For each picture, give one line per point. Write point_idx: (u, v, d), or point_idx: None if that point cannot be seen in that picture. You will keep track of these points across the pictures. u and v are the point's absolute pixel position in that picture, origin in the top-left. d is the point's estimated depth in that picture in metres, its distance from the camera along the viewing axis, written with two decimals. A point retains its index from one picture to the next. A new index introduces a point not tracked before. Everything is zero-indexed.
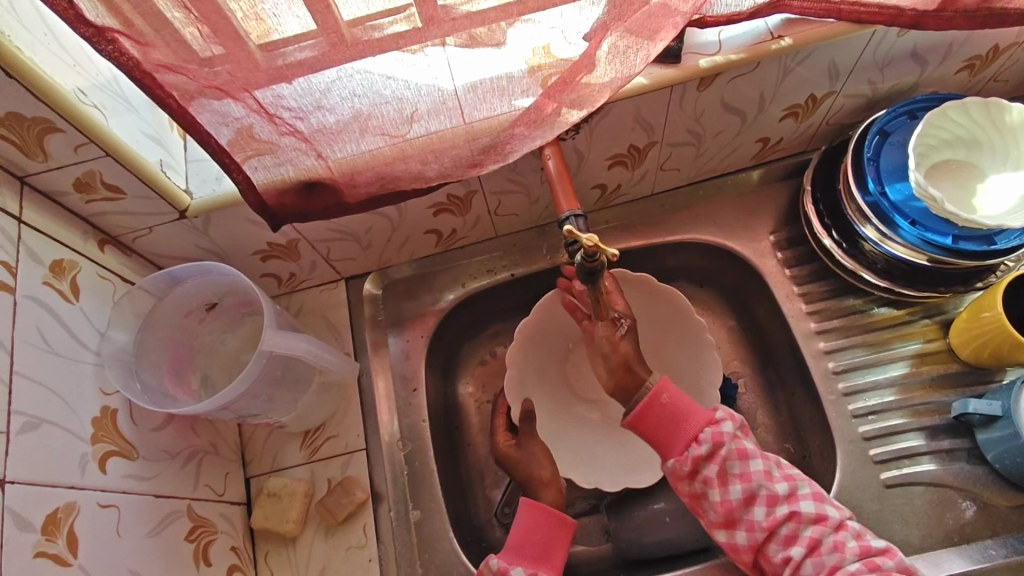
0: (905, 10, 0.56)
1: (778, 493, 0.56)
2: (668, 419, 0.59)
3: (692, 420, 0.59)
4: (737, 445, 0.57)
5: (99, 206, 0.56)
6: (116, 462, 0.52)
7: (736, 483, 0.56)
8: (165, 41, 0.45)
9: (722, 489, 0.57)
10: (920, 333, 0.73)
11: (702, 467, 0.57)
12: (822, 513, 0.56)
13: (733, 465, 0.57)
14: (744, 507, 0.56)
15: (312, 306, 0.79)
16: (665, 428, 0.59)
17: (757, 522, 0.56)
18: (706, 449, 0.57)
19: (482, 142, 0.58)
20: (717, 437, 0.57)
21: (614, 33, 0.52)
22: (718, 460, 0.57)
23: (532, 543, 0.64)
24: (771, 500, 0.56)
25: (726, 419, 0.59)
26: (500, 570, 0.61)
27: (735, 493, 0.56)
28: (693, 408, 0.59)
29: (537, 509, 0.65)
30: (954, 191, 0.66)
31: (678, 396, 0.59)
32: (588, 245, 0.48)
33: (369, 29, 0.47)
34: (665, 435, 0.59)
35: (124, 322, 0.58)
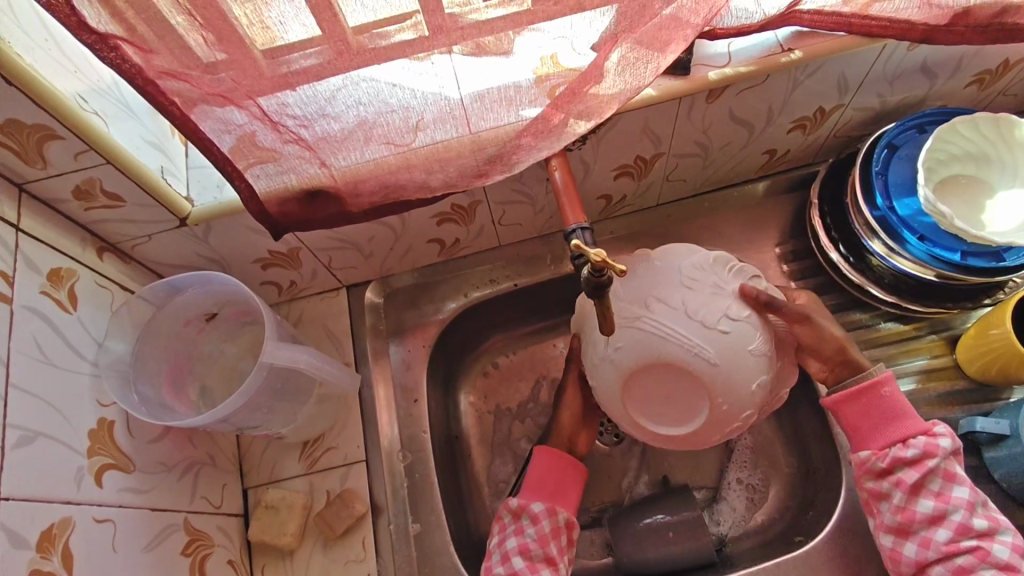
0: (916, 24, 0.56)
1: (970, 525, 0.56)
2: (878, 413, 0.61)
3: (906, 424, 0.60)
4: (946, 463, 0.58)
5: (98, 213, 0.55)
6: (113, 476, 0.51)
7: (929, 497, 0.57)
8: (169, 48, 0.44)
9: (910, 498, 0.58)
10: (926, 348, 0.72)
11: (903, 470, 0.58)
12: (1012, 564, 0.54)
13: (935, 480, 0.57)
14: (928, 522, 0.57)
15: (313, 314, 0.78)
16: (875, 420, 0.61)
17: (936, 542, 0.56)
18: (912, 454, 0.58)
19: (488, 153, 0.56)
20: (929, 447, 0.58)
21: (623, 44, 0.52)
22: (921, 469, 0.58)
23: (547, 483, 0.65)
24: (961, 528, 0.56)
25: (944, 435, 0.59)
26: (518, 508, 0.64)
27: (924, 508, 0.57)
28: (920, 418, 0.61)
29: (550, 454, 0.66)
30: (963, 207, 0.65)
31: (896, 396, 0.61)
32: (595, 260, 0.46)
33: (376, 36, 0.47)
34: (870, 426, 0.61)
35: (122, 332, 0.57)
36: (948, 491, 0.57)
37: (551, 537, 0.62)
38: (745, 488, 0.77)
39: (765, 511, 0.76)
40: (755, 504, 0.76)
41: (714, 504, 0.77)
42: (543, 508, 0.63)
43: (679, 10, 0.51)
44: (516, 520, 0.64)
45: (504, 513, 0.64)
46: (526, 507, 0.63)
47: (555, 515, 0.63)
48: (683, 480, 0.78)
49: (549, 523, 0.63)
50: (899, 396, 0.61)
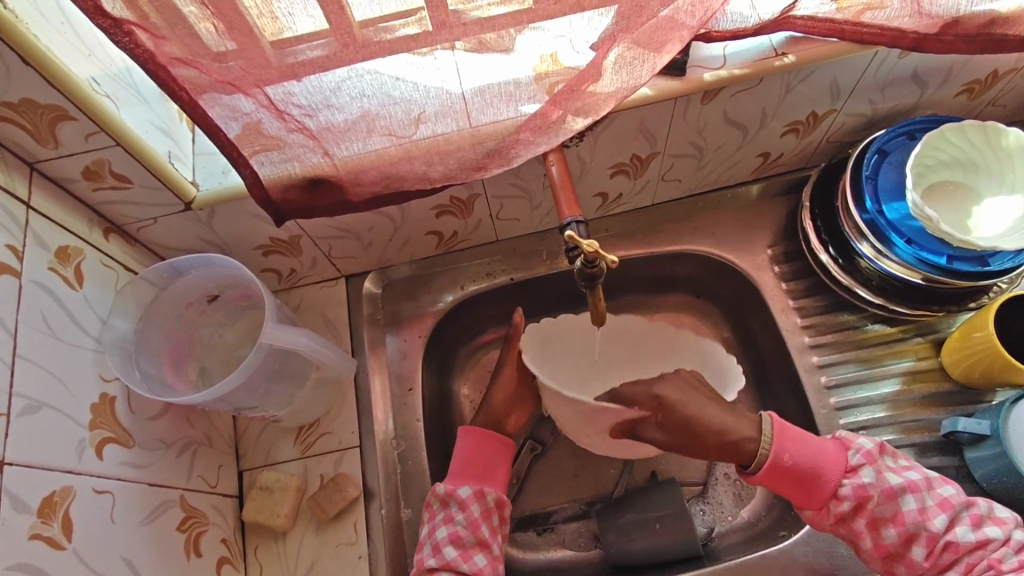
0: (907, 33, 0.58)
1: (934, 530, 0.57)
2: (796, 479, 0.60)
3: (826, 480, 0.60)
4: (880, 487, 0.59)
5: (106, 194, 0.56)
6: (112, 450, 0.53)
7: (888, 527, 0.58)
8: (185, 33, 0.46)
9: (876, 534, 0.59)
10: (912, 351, 0.74)
11: (854, 518, 0.59)
12: (982, 539, 0.56)
13: (883, 509, 0.58)
14: (902, 548, 0.58)
15: (311, 302, 0.80)
16: (798, 488, 0.61)
17: (920, 560, 0.57)
18: (848, 505, 0.59)
19: (488, 146, 0.58)
20: (860, 490, 0.59)
21: (621, 44, 0.54)
22: (866, 511, 0.59)
23: (474, 464, 0.67)
24: (929, 538, 0.57)
25: (862, 465, 0.60)
26: (446, 493, 0.65)
27: (892, 536, 0.58)
28: (829, 455, 0.61)
29: (474, 434, 0.68)
30: (950, 212, 0.67)
31: (802, 454, 0.61)
32: (588, 251, 0.49)
33: (381, 30, 0.48)
34: (800, 492, 0.61)
35: (125, 311, 0.59)
36: (899, 510, 0.58)
37: (481, 520, 0.64)
38: (732, 484, 0.79)
39: (751, 508, 0.77)
40: (742, 501, 0.78)
41: (701, 500, 0.78)
42: (470, 491, 0.64)
43: (675, 12, 0.53)
44: (444, 505, 0.64)
45: (433, 498, 0.65)
46: (454, 492, 0.64)
47: (483, 496, 0.65)
48: (670, 475, 0.79)
49: (478, 506, 0.64)
50: (804, 455, 0.60)
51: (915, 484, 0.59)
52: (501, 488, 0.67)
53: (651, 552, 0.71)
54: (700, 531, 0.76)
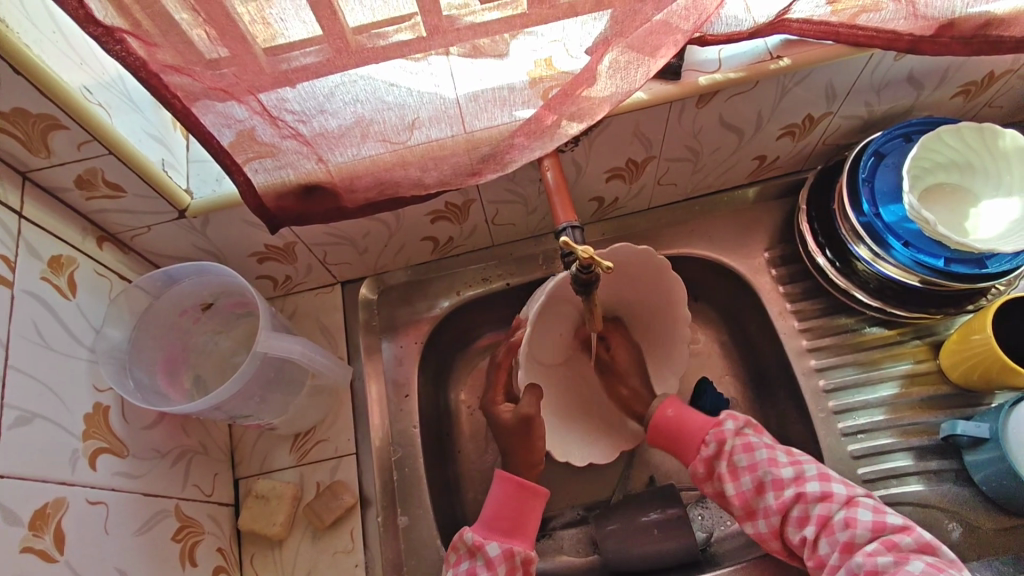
0: (902, 35, 0.58)
1: (783, 477, 0.60)
2: (674, 436, 0.66)
3: (694, 428, 0.65)
4: (738, 440, 0.63)
5: (99, 203, 0.56)
6: (107, 460, 0.52)
7: (744, 474, 0.61)
8: (177, 40, 0.46)
9: (734, 482, 0.62)
10: (910, 353, 0.73)
11: (717, 465, 0.63)
12: (828, 491, 0.58)
13: (739, 458, 0.62)
14: (757, 497, 0.61)
15: (306, 309, 0.79)
16: (671, 437, 0.66)
17: (772, 507, 0.60)
18: (711, 451, 0.63)
19: (482, 152, 0.58)
20: (720, 437, 0.63)
21: (615, 48, 0.53)
22: (725, 456, 0.63)
23: (505, 516, 0.65)
24: (777, 484, 0.60)
25: (726, 419, 0.65)
26: (473, 544, 0.62)
27: (746, 485, 0.61)
28: (698, 416, 0.66)
29: (512, 483, 0.65)
30: (947, 214, 0.66)
31: (682, 412, 0.66)
32: (584, 257, 0.49)
33: (374, 36, 0.48)
34: (679, 445, 0.66)
35: (119, 320, 0.58)
36: (754, 460, 0.62)
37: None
38: None
39: None
40: None
41: (700, 504, 0.78)
42: (499, 550, 0.62)
43: (670, 16, 0.53)
44: (471, 556, 0.62)
45: (460, 545, 0.63)
46: (481, 545, 0.62)
47: (511, 555, 0.62)
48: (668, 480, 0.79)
49: (505, 566, 0.62)
50: (683, 409, 0.67)
51: (771, 445, 0.63)
52: (529, 543, 0.64)
53: (650, 558, 0.71)
54: (699, 536, 0.76)
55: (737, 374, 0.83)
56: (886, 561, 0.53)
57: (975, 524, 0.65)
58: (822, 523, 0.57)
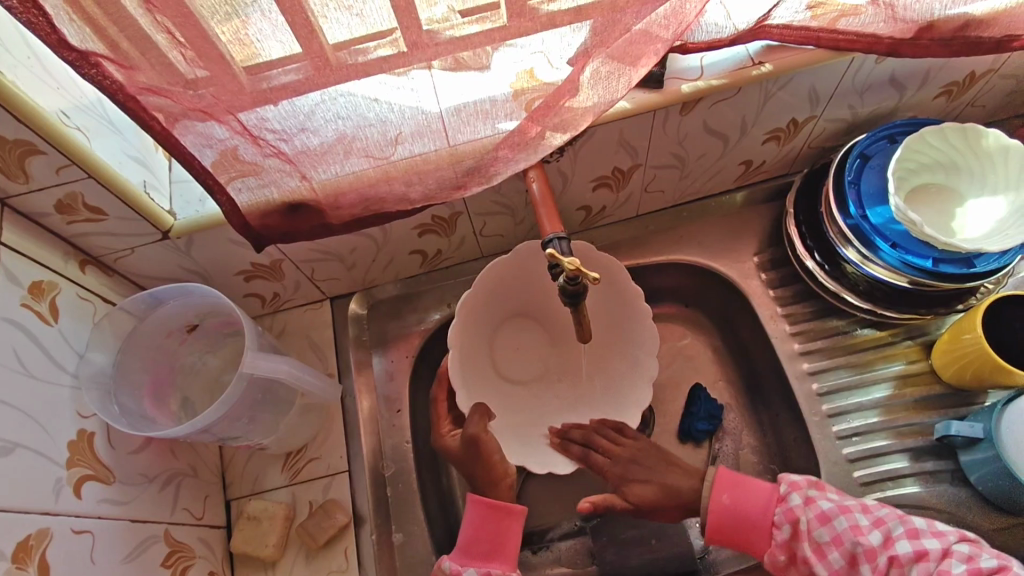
0: (882, 38, 0.58)
1: (871, 544, 0.57)
2: (740, 523, 0.62)
3: (760, 512, 0.61)
4: (811, 512, 0.59)
5: (81, 227, 0.56)
6: (92, 487, 0.52)
7: (831, 550, 0.58)
8: (155, 62, 0.45)
9: (823, 562, 0.58)
10: (903, 354, 0.73)
11: (798, 548, 0.60)
12: (921, 549, 0.55)
13: (819, 533, 0.59)
14: (852, 570, 0.57)
15: (296, 326, 0.79)
16: (742, 532, 0.62)
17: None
18: (786, 533, 0.60)
19: (466, 165, 0.58)
20: (791, 516, 0.60)
21: (596, 59, 0.53)
22: (803, 535, 0.59)
23: (481, 540, 0.65)
24: (869, 554, 0.57)
25: (790, 491, 0.61)
26: (452, 571, 0.62)
27: (837, 561, 0.58)
28: (762, 491, 0.63)
29: (483, 505, 0.66)
30: (934, 215, 0.66)
31: (739, 495, 0.63)
32: (570, 269, 0.49)
33: (354, 53, 0.47)
34: (747, 537, 0.62)
35: (103, 344, 0.58)
36: (835, 531, 0.58)
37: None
38: None
39: None
40: None
41: None
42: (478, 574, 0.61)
43: (649, 25, 0.53)
44: None
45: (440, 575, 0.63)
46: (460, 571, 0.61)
47: None
48: None
49: None
50: (739, 493, 0.63)
51: (848, 505, 0.59)
52: (510, 565, 0.64)
53: None
54: (698, 543, 0.75)
55: (731, 379, 0.83)
56: None
57: (973, 525, 0.65)
58: None
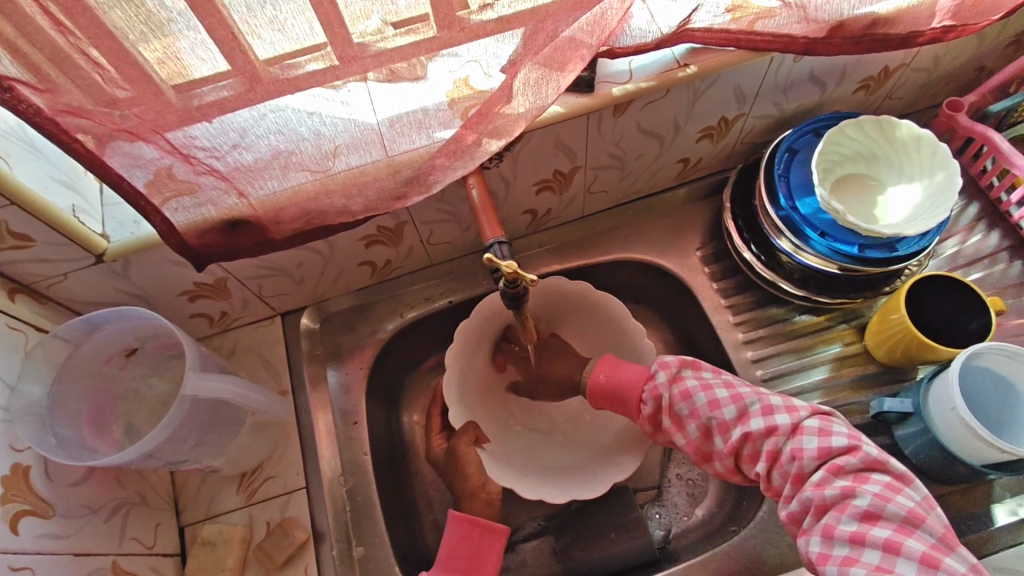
0: (797, 38, 0.61)
1: (725, 419, 0.56)
2: (613, 398, 0.63)
3: (632, 386, 0.62)
4: (674, 390, 0.59)
5: (8, 255, 0.54)
6: (30, 523, 0.50)
7: (689, 423, 0.58)
8: (75, 83, 0.45)
9: (682, 432, 0.58)
10: (839, 337, 0.77)
11: (663, 420, 0.60)
12: (773, 425, 0.54)
13: (681, 407, 0.58)
14: (708, 442, 0.58)
15: (246, 344, 0.78)
16: (613, 401, 0.63)
17: (722, 450, 0.56)
18: (651, 408, 0.60)
19: (405, 175, 0.59)
20: (655, 393, 0.60)
21: (525, 66, 0.55)
22: (666, 410, 0.59)
23: (460, 556, 0.64)
24: (722, 427, 0.56)
25: (659, 370, 0.61)
26: None
27: (694, 433, 0.58)
28: (635, 371, 0.62)
29: (463, 521, 0.65)
30: (858, 203, 0.70)
31: (615, 373, 0.63)
32: (508, 272, 0.51)
33: (287, 67, 0.48)
34: (621, 407, 0.63)
35: (37, 374, 0.56)
36: (693, 406, 0.58)
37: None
38: (685, 484, 0.80)
39: (705, 505, 0.78)
40: (695, 499, 0.79)
41: (656, 503, 0.79)
42: None
43: (575, 33, 0.54)
44: None
45: None
46: None
47: None
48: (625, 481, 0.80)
49: None
50: (614, 371, 0.63)
51: (710, 383, 0.59)
52: None
53: (610, 562, 0.71)
54: (656, 534, 0.77)
55: None
56: (830, 492, 0.49)
57: None
58: (771, 459, 0.53)
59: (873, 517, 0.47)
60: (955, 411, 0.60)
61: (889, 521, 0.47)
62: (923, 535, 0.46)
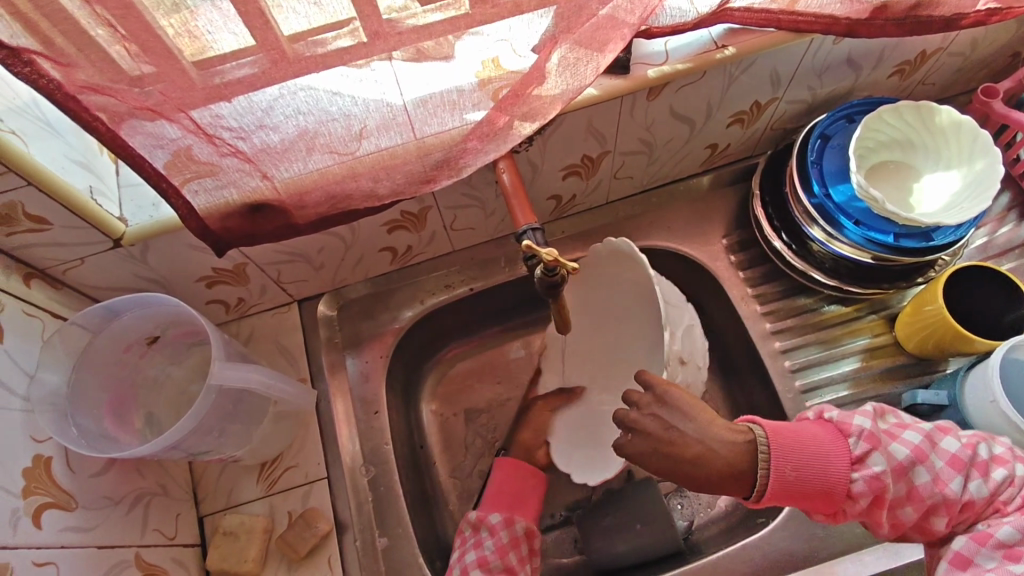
0: (839, 19, 0.58)
1: (952, 495, 0.52)
2: (806, 494, 0.52)
3: (832, 476, 0.52)
4: (890, 469, 0.52)
5: (23, 238, 0.52)
6: (52, 516, 0.49)
7: (906, 506, 0.53)
8: (93, 58, 0.42)
9: (895, 517, 0.53)
10: (868, 328, 0.75)
11: (873, 510, 0.53)
12: (995, 488, 0.52)
13: (896, 491, 0.52)
14: (923, 520, 0.53)
15: (263, 331, 0.76)
16: (810, 497, 0.52)
17: (945, 528, 0.53)
18: (867, 501, 0.52)
19: (435, 158, 0.55)
20: (872, 481, 0.52)
21: (563, 45, 0.52)
22: (885, 502, 0.52)
23: (506, 493, 0.68)
24: (948, 505, 0.52)
25: (864, 450, 0.53)
26: (477, 519, 0.65)
27: (912, 514, 0.53)
28: (832, 451, 0.53)
29: (512, 462, 0.70)
30: (896, 191, 0.68)
31: (805, 463, 0.52)
32: (548, 259, 0.49)
33: (313, 44, 0.46)
34: (812, 501, 0.53)
35: (56, 362, 0.54)
36: (911, 487, 0.53)
37: (510, 547, 0.63)
38: None
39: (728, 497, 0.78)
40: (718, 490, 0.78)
41: (679, 494, 0.78)
42: (501, 518, 0.65)
43: (615, 10, 0.52)
44: (475, 532, 0.65)
45: (464, 524, 0.66)
46: (485, 518, 0.65)
47: (512, 525, 0.65)
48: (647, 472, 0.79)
49: (508, 533, 0.64)
50: (804, 461, 0.52)
51: (919, 449, 0.54)
52: (531, 519, 0.67)
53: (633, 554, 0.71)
54: (680, 525, 0.76)
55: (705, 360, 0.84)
56: None
57: None
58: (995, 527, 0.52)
59: None
60: (995, 404, 0.59)
61: None
62: None
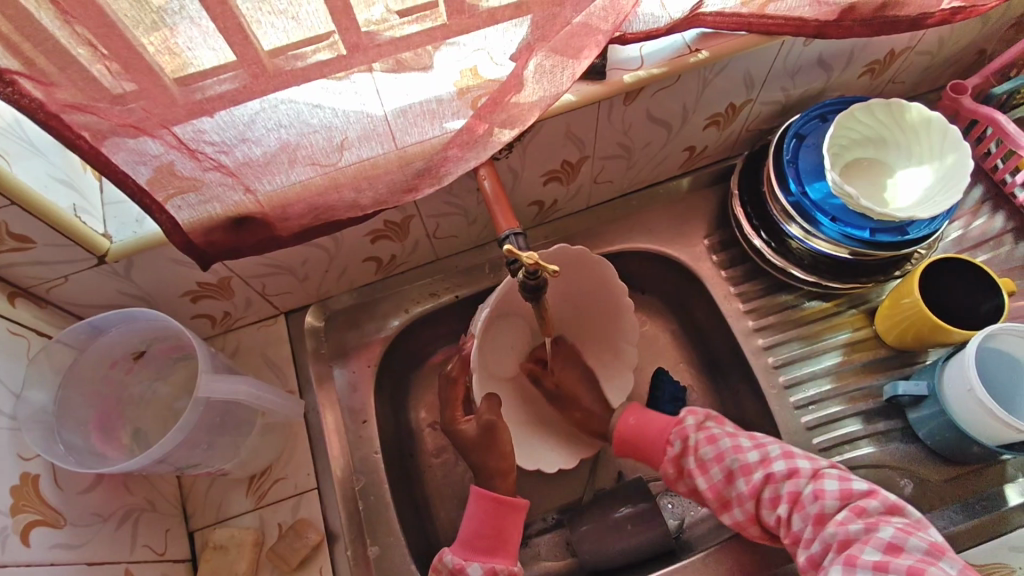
0: (808, 21, 0.60)
1: (749, 461, 0.61)
2: (642, 444, 0.67)
3: (661, 431, 0.66)
4: (701, 434, 0.64)
5: (6, 257, 0.52)
6: (41, 533, 0.49)
7: (714, 466, 0.62)
8: (73, 78, 0.43)
9: (705, 475, 0.62)
10: (848, 323, 0.77)
11: (685, 462, 0.64)
12: (793, 470, 0.59)
13: (704, 450, 0.63)
14: (729, 485, 0.61)
15: (249, 344, 0.76)
16: (642, 449, 0.67)
17: (744, 493, 0.60)
18: (677, 449, 0.64)
19: (415, 167, 0.57)
20: (683, 433, 0.65)
21: (539, 53, 0.54)
22: (691, 452, 0.63)
23: (483, 534, 0.63)
24: (744, 469, 0.60)
25: (687, 416, 0.66)
26: (455, 567, 0.61)
27: (716, 476, 0.61)
28: (659, 419, 0.67)
29: (488, 499, 0.64)
30: (869, 187, 0.70)
31: (642, 416, 0.68)
32: (529, 263, 0.49)
33: (291, 58, 0.46)
34: (647, 453, 0.67)
35: (43, 380, 0.54)
36: (719, 450, 0.62)
37: None
38: None
39: None
40: None
41: (669, 493, 0.79)
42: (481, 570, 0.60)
43: (589, 18, 0.53)
44: None
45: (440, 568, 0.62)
46: (462, 567, 0.60)
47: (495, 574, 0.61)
48: (637, 472, 0.80)
49: None
50: (645, 418, 0.68)
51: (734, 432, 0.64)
52: (512, 559, 0.63)
53: (623, 555, 0.71)
54: (671, 524, 0.77)
55: (690, 360, 0.85)
56: (855, 525, 0.53)
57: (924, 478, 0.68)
58: (793, 501, 0.57)
59: (896, 548, 0.50)
60: (972, 392, 0.60)
61: (912, 553, 0.49)
62: (911, 551, 0.49)
